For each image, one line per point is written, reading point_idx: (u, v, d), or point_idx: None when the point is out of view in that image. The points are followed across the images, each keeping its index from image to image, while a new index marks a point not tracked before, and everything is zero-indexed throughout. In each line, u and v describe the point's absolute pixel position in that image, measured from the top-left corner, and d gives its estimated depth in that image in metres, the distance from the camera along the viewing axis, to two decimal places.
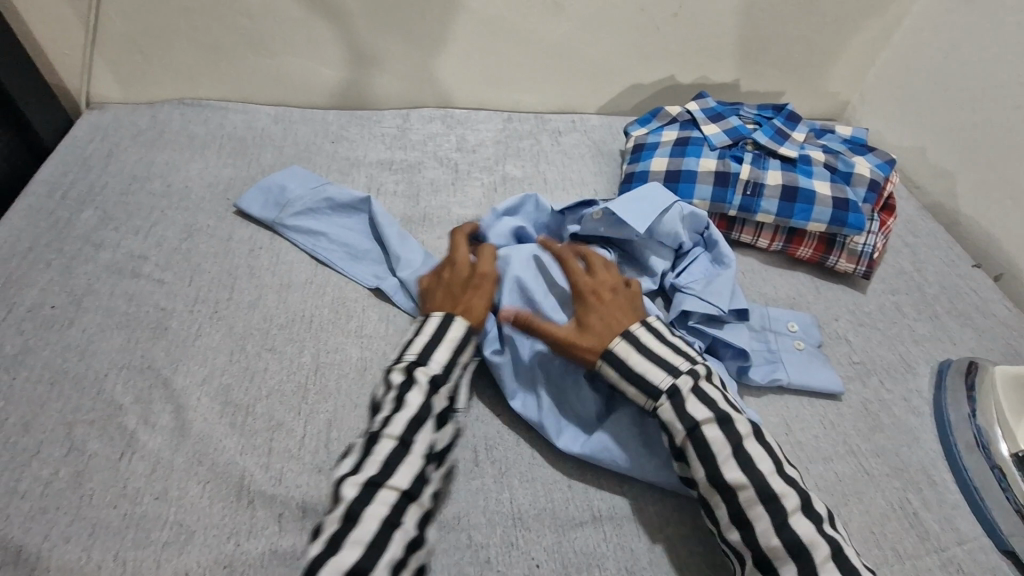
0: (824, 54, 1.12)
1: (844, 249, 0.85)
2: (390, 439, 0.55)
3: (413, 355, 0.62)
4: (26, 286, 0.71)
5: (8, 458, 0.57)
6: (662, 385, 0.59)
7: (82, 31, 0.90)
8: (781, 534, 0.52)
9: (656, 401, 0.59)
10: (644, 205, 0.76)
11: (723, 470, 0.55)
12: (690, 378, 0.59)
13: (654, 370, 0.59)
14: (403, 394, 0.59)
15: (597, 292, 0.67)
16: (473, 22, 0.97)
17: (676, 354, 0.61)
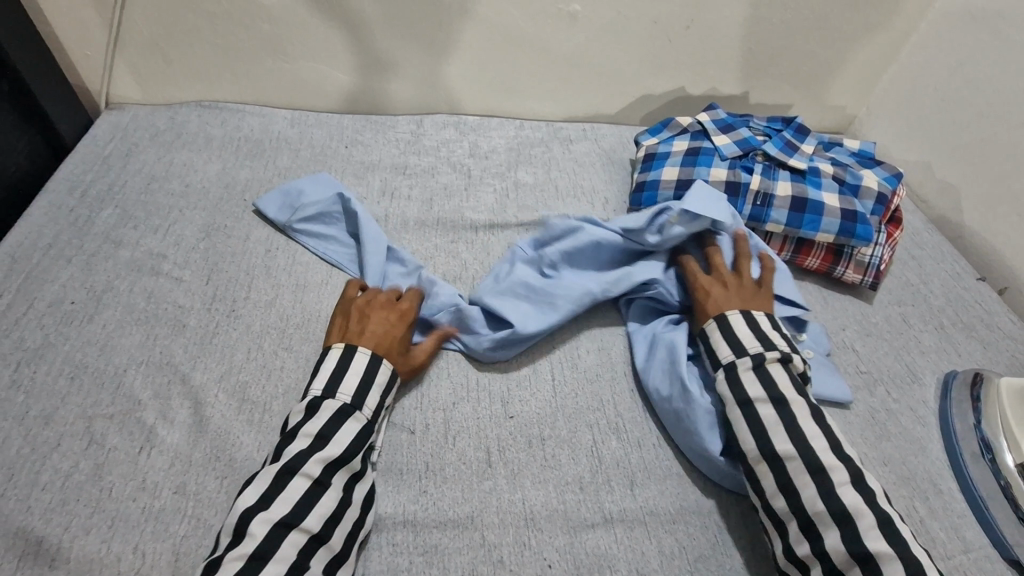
0: (832, 68, 1.14)
1: (851, 260, 0.86)
2: (309, 475, 0.55)
3: (347, 394, 0.61)
4: (47, 282, 0.72)
5: (29, 450, 0.58)
6: (725, 359, 0.66)
7: (105, 32, 0.91)
8: (827, 501, 0.55)
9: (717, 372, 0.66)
10: (710, 207, 0.76)
11: (772, 440, 0.59)
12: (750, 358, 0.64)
13: (723, 348, 0.66)
14: (329, 433, 0.58)
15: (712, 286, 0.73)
16: (489, 31, 0.99)
17: (751, 337, 0.66)
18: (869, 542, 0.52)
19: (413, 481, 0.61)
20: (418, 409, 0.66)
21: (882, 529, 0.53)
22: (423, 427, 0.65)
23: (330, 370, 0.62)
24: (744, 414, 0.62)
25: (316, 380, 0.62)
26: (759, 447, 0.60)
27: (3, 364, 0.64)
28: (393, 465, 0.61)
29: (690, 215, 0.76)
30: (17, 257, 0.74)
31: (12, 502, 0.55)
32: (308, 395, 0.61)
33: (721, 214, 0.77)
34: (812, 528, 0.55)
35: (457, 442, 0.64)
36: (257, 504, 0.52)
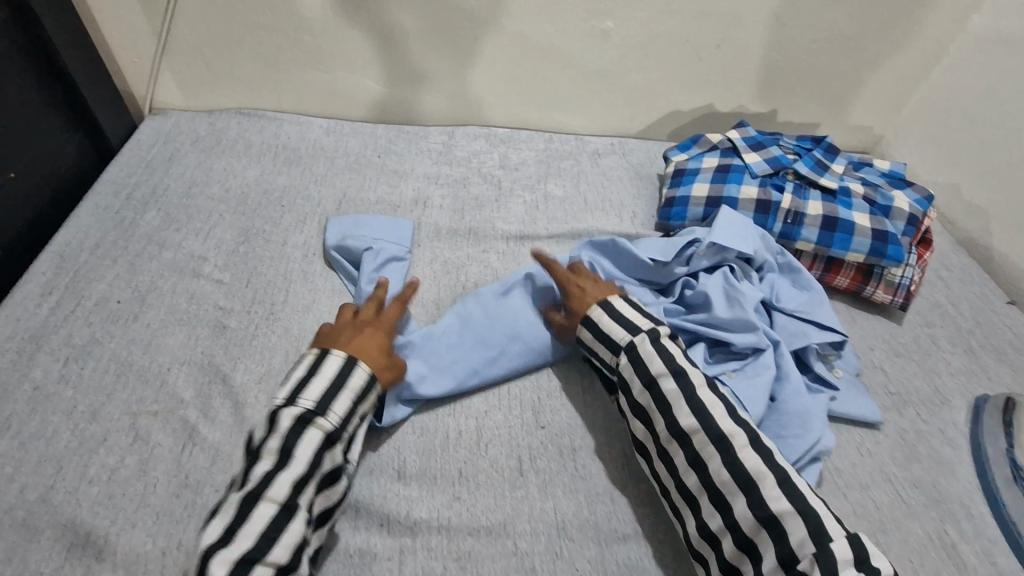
0: (860, 88, 1.14)
1: (881, 280, 0.86)
2: (274, 499, 0.52)
3: (310, 400, 0.58)
4: (94, 280, 0.75)
5: (77, 444, 0.60)
6: (621, 342, 0.66)
7: (153, 40, 0.95)
8: (729, 469, 0.56)
9: (618, 357, 0.66)
10: (738, 236, 0.80)
11: (678, 417, 0.59)
12: (648, 336, 0.64)
13: (617, 330, 0.66)
14: (290, 445, 0.54)
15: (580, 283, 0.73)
16: (523, 46, 1.01)
17: (640, 317, 0.67)
18: (770, 502, 0.53)
19: (448, 487, 0.61)
20: (451, 416, 0.67)
21: (782, 488, 0.54)
22: (456, 433, 0.66)
23: (295, 378, 0.60)
24: (653, 398, 0.61)
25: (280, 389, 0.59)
26: (668, 427, 0.60)
27: (53, 358, 0.66)
28: (429, 471, 0.62)
29: (716, 247, 0.80)
30: (66, 255, 0.77)
31: (61, 494, 0.56)
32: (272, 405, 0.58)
33: (749, 245, 0.80)
34: (720, 500, 0.56)
35: (490, 449, 0.65)
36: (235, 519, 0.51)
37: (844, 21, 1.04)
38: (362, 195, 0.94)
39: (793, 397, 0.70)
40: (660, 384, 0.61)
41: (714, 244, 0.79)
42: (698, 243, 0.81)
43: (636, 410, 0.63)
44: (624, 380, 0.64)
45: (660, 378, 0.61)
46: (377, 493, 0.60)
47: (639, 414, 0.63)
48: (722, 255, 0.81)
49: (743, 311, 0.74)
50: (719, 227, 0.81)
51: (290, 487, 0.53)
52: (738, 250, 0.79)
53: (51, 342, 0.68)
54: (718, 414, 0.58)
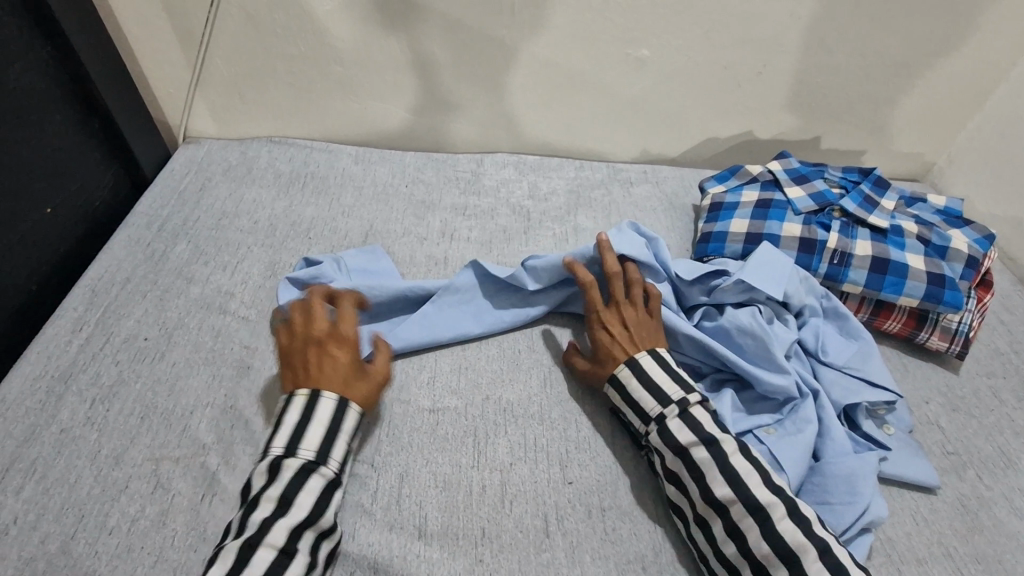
0: (911, 114, 1.08)
1: (937, 326, 0.81)
2: (275, 545, 0.52)
3: (310, 450, 0.58)
4: (124, 316, 0.75)
5: (99, 490, 0.59)
6: (651, 413, 0.64)
7: (188, 72, 0.96)
8: (769, 540, 0.54)
9: (648, 426, 0.64)
10: (772, 274, 0.76)
11: (711, 486, 0.58)
12: (676, 407, 0.63)
13: (643, 397, 0.65)
14: (292, 494, 0.55)
15: (607, 324, 0.71)
16: (555, 73, 0.98)
17: (671, 382, 0.65)
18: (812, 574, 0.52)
19: (469, 548, 0.59)
20: (475, 468, 0.64)
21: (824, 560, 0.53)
22: (480, 488, 0.63)
23: (289, 426, 0.59)
24: (683, 464, 0.60)
25: (275, 438, 0.59)
26: (702, 495, 0.58)
27: (80, 400, 0.66)
28: (450, 528, 0.60)
29: (744, 286, 0.75)
30: (98, 290, 0.78)
31: (81, 545, 0.56)
32: (268, 457, 0.58)
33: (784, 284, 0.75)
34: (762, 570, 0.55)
35: (514, 507, 0.62)
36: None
37: (894, 47, 0.98)
38: (388, 227, 0.92)
39: (837, 456, 0.66)
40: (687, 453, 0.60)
41: (742, 281, 0.75)
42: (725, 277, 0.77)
43: (670, 476, 0.61)
44: (654, 446, 0.63)
45: (692, 447, 0.60)
46: (397, 553, 0.58)
47: (672, 479, 0.61)
48: (751, 294, 0.76)
49: (774, 355, 0.70)
50: (750, 266, 0.76)
51: (289, 532, 0.54)
52: (768, 293, 0.75)
53: (78, 382, 0.68)
54: (751, 484, 0.57)
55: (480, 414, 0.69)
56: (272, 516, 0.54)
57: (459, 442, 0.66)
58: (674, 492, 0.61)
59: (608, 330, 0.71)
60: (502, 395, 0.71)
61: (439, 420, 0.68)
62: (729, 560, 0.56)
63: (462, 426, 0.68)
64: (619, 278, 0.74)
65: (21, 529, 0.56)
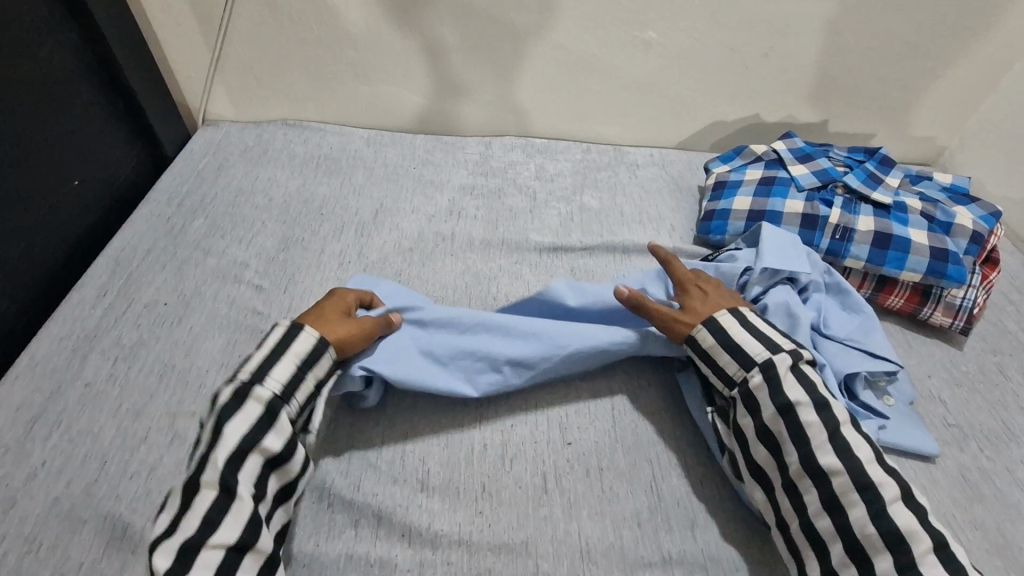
0: (921, 96, 1.08)
1: (940, 302, 0.81)
2: (213, 483, 0.51)
3: (247, 373, 0.57)
4: (145, 284, 0.79)
5: (120, 440, 0.63)
6: (759, 358, 0.62)
7: (208, 57, 0.99)
8: (877, 522, 0.53)
9: (748, 373, 0.62)
10: (782, 252, 0.77)
11: (817, 454, 0.57)
12: (790, 358, 0.61)
13: (751, 345, 0.63)
14: (224, 420, 0.54)
15: (699, 283, 0.72)
16: (561, 57, 1.00)
17: (779, 336, 0.65)
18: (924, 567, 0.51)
19: (469, 502, 0.61)
20: (476, 429, 0.66)
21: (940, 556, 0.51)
22: (482, 447, 0.65)
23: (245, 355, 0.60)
24: (786, 422, 0.59)
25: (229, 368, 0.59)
26: (804, 462, 0.57)
27: (103, 359, 0.70)
28: (450, 483, 0.62)
29: (768, 272, 0.76)
30: (121, 260, 0.81)
31: (103, 489, 0.59)
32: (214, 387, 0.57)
33: (790, 262, 0.77)
34: (861, 554, 0.54)
35: (514, 465, 0.64)
36: (198, 530, 0.49)
37: (903, 27, 0.98)
38: (398, 205, 0.95)
39: None
40: (793, 412, 0.58)
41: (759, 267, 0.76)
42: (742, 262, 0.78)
43: (763, 432, 0.60)
44: (750, 398, 0.61)
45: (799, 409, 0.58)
46: (400, 504, 0.60)
47: (765, 439, 0.60)
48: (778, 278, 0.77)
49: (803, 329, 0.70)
50: (768, 249, 0.77)
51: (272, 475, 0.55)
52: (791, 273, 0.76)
53: (102, 342, 0.71)
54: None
55: None
56: (208, 450, 0.53)
57: (462, 405, 0.68)
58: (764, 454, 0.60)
59: (700, 287, 0.72)
60: None
61: None
62: (820, 534, 0.56)
63: None
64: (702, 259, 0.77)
65: (48, 473, 0.60)
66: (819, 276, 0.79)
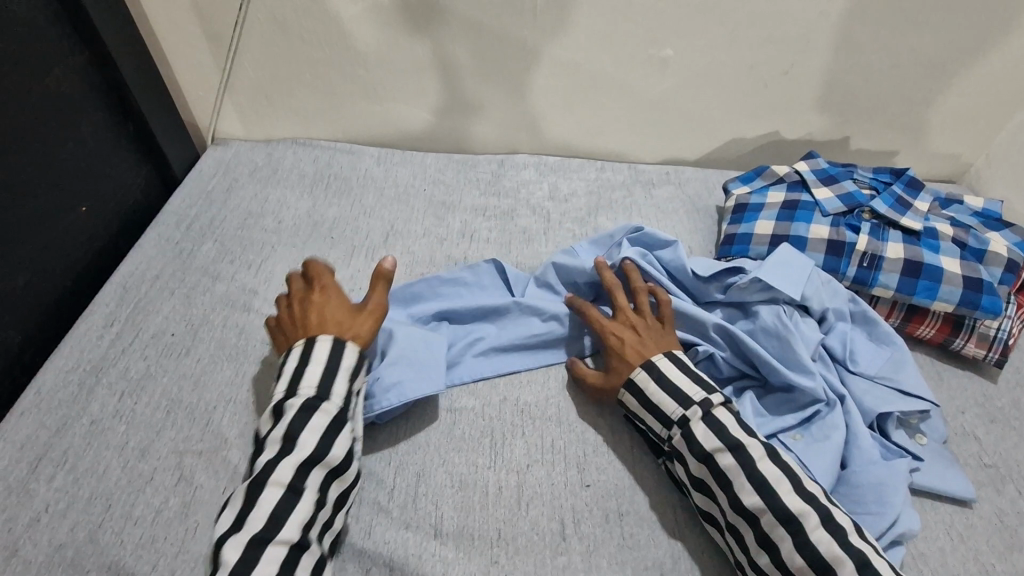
0: (948, 113, 1.04)
1: (973, 333, 0.77)
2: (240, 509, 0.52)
3: (310, 388, 0.59)
4: (153, 312, 0.77)
5: (125, 482, 0.61)
6: (673, 416, 0.62)
7: (217, 76, 0.98)
8: None
9: (670, 431, 0.62)
10: (792, 272, 0.75)
11: (740, 494, 0.56)
12: (700, 408, 0.61)
13: (665, 400, 0.63)
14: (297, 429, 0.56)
15: (616, 332, 0.70)
16: (575, 75, 0.98)
17: (692, 385, 0.63)
18: None
19: (484, 550, 0.58)
20: (492, 469, 0.64)
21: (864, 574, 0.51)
22: (496, 489, 0.63)
23: (289, 371, 0.60)
24: (710, 472, 0.58)
25: (279, 381, 0.60)
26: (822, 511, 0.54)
27: (109, 393, 0.68)
28: (465, 530, 0.60)
29: (763, 285, 0.74)
30: (128, 287, 0.80)
31: (108, 534, 0.57)
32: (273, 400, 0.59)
33: (802, 283, 0.74)
34: None
35: (530, 509, 0.61)
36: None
37: (930, 43, 0.95)
38: (409, 228, 0.93)
39: (866, 465, 0.63)
40: (712, 459, 0.58)
41: (760, 279, 0.73)
42: (744, 273, 0.76)
43: (697, 483, 0.60)
44: (678, 452, 0.62)
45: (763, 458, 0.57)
46: (412, 552, 0.58)
47: (700, 486, 0.60)
48: (773, 293, 0.74)
49: (801, 357, 0.68)
50: (769, 264, 0.75)
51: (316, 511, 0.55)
52: (788, 293, 0.73)
53: (108, 375, 0.70)
54: (771, 485, 0.55)
55: (497, 414, 0.69)
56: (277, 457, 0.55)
57: (476, 444, 0.66)
58: (701, 498, 0.60)
59: (618, 336, 0.70)
60: (519, 396, 0.71)
61: (456, 421, 0.68)
62: None
63: (479, 427, 0.68)
64: (620, 291, 0.74)
65: (53, 516, 0.58)
66: (843, 304, 0.76)
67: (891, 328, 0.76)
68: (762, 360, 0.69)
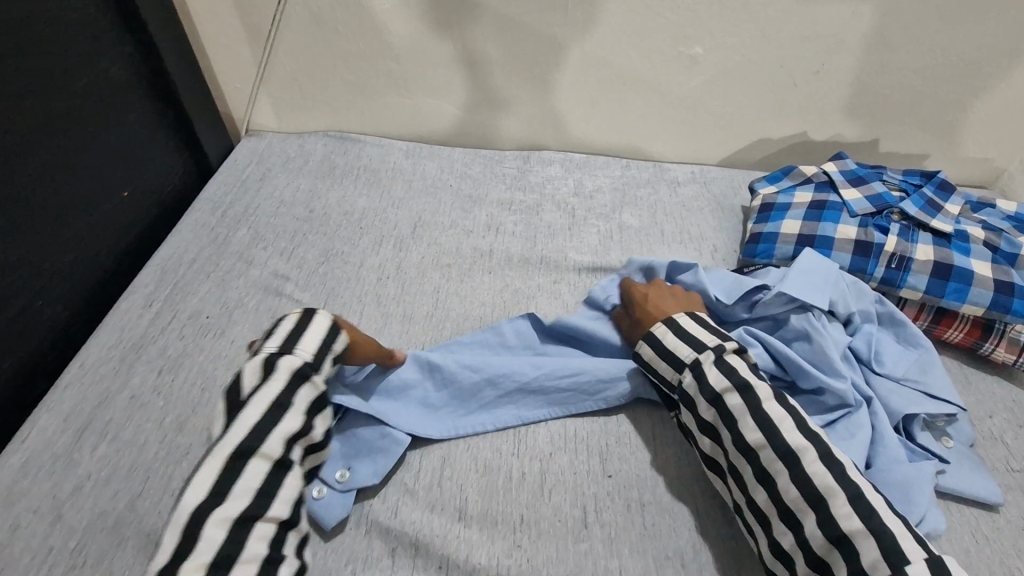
0: (982, 117, 1.03)
1: (1003, 337, 0.77)
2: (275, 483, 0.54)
3: (306, 354, 0.59)
4: (190, 295, 0.80)
5: (163, 454, 0.63)
6: (686, 360, 0.64)
7: (253, 68, 1.01)
8: None
9: (681, 375, 0.64)
10: (816, 280, 0.74)
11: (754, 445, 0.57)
12: (713, 353, 0.63)
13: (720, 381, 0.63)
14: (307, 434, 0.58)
15: (647, 293, 0.76)
16: (604, 72, 0.98)
17: (709, 335, 0.65)
18: (840, 520, 0.51)
19: (508, 533, 0.59)
20: (515, 455, 0.65)
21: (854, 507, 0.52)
22: (519, 475, 0.64)
23: (285, 331, 0.60)
24: (718, 415, 0.60)
25: (270, 338, 0.60)
26: None
27: (148, 369, 0.71)
28: (488, 512, 0.61)
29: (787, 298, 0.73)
30: (167, 269, 0.83)
31: (147, 503, 0.60)
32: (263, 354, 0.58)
33: (827, 291, 0.73)
34: (791, 518, 0.54)
35: (553, 495, 0.62)
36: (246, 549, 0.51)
37: (966, 44, 0.94)
38: (436, 219, 0.95)
39: (893, 465, 0.63)
40: (720, 399, 0.60)
41: (785, 293, 0.73)
42: (768, 289, 0.75)
43: (705, 428, 0.61)
44: (687, 398, 0.63)
45: None
46: (437, 532, 0.59)
47: (708, 432, 0.61)
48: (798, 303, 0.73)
49: (828, 360, 0.69)
50: (792, 274, 0.74)
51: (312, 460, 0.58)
52: (814, 300, 0.72)
53: (148, 353, 0.73)
54: None
55: None
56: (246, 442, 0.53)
57: (500, 430, 0.67)
58: (710, 444, 0.61)
59: (647, 296, 0.75)
60: None
61: None
62: (784, 551, 0.54)
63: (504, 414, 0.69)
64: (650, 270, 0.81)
65: (95, 484, 0.61)
66: (869, 306, 0.75)
67: (920, 331, 0.75)
68: (794, 363, 0.69)
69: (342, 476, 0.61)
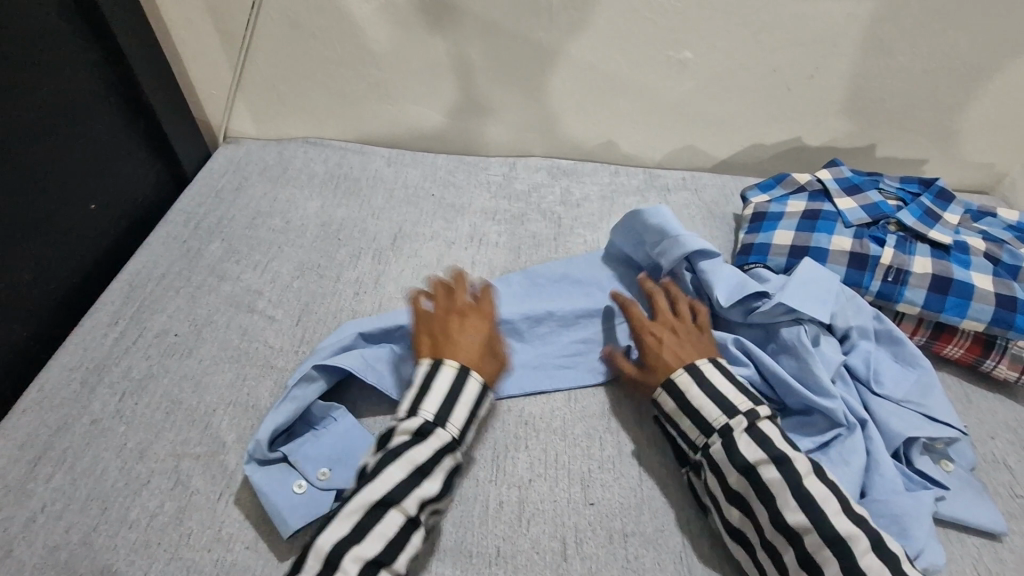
0: (982, 121, 1.00)
1: (1005, 354, 0.73)
2: None
3: (455, 429, 0.59)
4: (157, 312, 0.77)
5: (122, 483, 0.61)
6: (715, 424, 0.59)
7: (230, 74, 0.98)
8: None
9: (709, 438, 0.60)
10: (816, 291, 0.70)
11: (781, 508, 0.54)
12: (745, 419, 0.59)
13: (714, 416, 0.60)
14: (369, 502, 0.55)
15: (655, 332, 0.69)
16: (592, 76, 0.95)
17: (740, 394, 0.61)
18: None
19: (482, 569, 0.56)
20: (493, 483, 0.62)
21: None
22: (497, 504, 0.61)
23: (443, 391, 0.60)
24: (750, 484, 0.56)
25: (428, 399, 0.59)
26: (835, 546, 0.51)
27: (110, 393, 0.68)
28: (463, 545, 0.58)
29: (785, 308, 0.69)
30: (135, 285, 0.80)
31: (102, 537, 0.57)
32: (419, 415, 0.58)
33: (829, 303, 0.70)
34: None
35: (532, 526, 0.59)
36: None
37: (967, 46, 0.90)
38: (418, 230, 0.91)
39: (889, 494, 0.59)
40: (755, 473, 0.56)
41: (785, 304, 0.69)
42: (767, 298, 0.71)
43: (732, 496, 0.57)
44: (713, 463, 0.59)
45: (769, 479, 0.55)
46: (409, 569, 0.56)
47: (734, 502, 0.57)
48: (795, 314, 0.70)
49: (820, 379, 0.65)
50: (794, 285, 0.70)
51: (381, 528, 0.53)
52: (813, 313, 0.69)
53: (110, 374, 0.69)
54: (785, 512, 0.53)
55: (501, 425, 0.67)
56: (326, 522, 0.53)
57: (478, 455, 0.64)
58: (739, 517, 0.56)
59: (655, 336, 0.68)
60: (524, 406, 0.69)
61: None
62: None
63: (482, 438, 0.66)
64: (661, 293, 0.73)
65: (48, 517, 0.58)
66: (866, 322, 0.72)
67: (918, 350, 0.72)
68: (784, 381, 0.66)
69: (324, 475, 0.62)
